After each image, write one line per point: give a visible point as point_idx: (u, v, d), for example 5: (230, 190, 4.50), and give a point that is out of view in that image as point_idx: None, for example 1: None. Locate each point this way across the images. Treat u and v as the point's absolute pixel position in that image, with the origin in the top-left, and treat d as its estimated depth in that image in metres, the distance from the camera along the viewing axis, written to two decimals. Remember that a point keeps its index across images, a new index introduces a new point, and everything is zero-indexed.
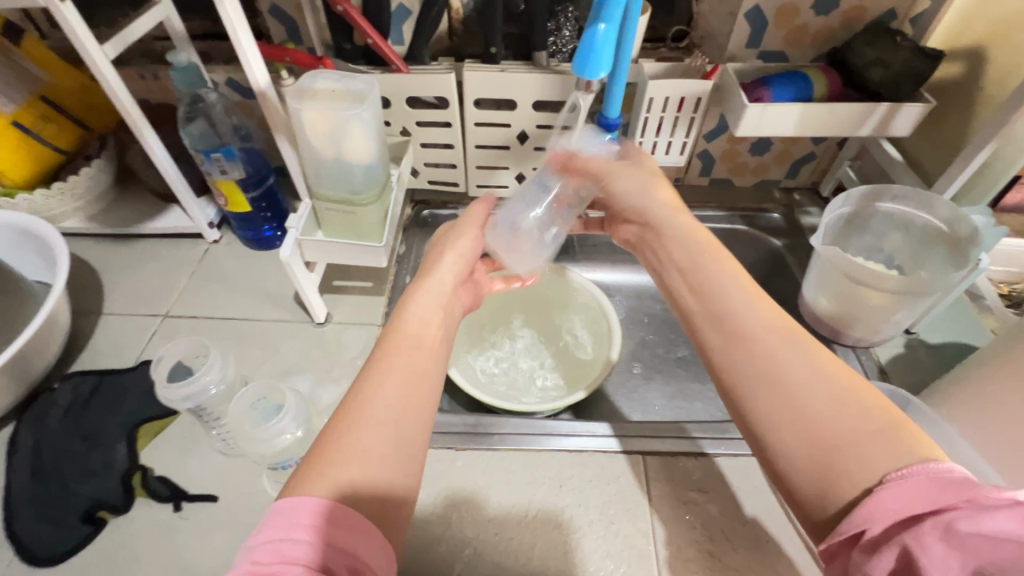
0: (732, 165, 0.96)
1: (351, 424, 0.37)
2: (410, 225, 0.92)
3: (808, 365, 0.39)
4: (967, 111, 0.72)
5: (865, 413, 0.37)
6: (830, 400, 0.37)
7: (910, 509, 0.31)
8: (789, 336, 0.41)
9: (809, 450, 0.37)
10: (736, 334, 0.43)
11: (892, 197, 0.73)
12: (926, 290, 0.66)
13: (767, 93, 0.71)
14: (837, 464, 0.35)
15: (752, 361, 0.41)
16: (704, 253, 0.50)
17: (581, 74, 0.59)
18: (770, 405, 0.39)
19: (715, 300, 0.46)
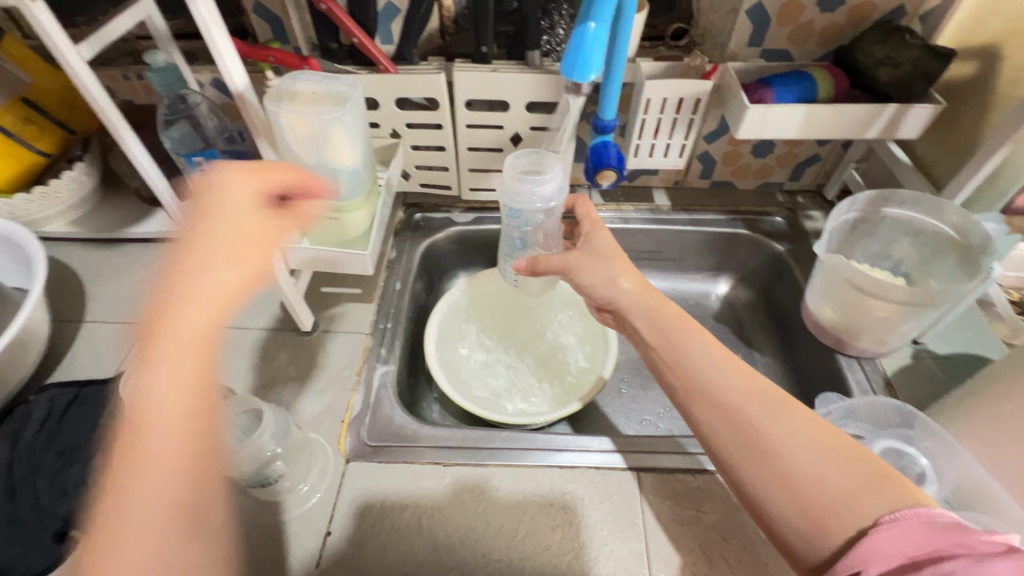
0: (734, 167, 0.93)
1: (113, 517, 0.47)
2: (401, 229, 0.91)
3: (789, 425, 0.41)
4: (980, 112, 0.69)
5: (847, 467, 0.38)
6: (812, 456, 0.39)
7: (906, 553, 0.32)
8: (768, 398, 0.42)
9: (799, 509, 0.38)
10: (716, 402, 0.44)
11: (899, 202, 0.70)
12: (935, 301, 0.63)
13: (768, 94, 0.68)
14: (823, 519, 0.37)
15: (735, 429, 0.42)
16: (675, 322, 0.50)
17: (570, 77, 0.56)
18: (758, 469, 0.40)
19: (693, 365, 0.46)
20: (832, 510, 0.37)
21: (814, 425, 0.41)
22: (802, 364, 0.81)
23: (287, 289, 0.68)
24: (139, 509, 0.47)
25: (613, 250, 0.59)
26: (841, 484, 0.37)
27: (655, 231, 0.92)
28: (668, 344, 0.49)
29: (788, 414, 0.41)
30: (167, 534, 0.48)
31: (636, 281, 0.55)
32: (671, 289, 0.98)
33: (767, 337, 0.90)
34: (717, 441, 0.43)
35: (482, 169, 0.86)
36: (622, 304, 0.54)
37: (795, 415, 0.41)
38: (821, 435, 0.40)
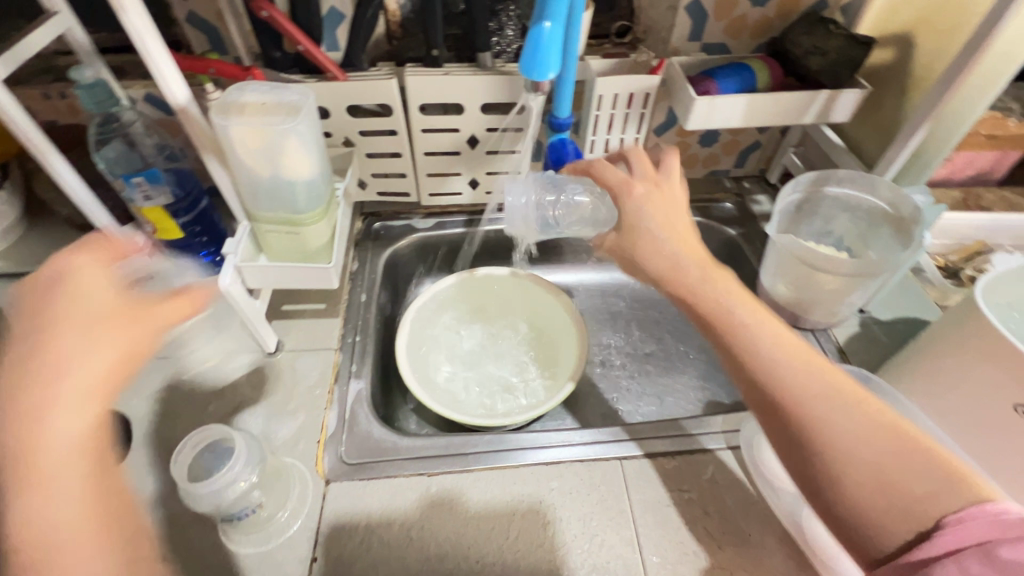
0: (683, 157, 0.96)
1: None
2: (361, 239, 0.89)
3: (848, 416, 0.39)
4: (900, 95, 0.73)
5: (918, 466, 0.37)
6: (878, 454, 0.38)
7: (966, 544, 0.33)
8: (834, 394, 0.40)
9: (868, 501, 0.37)
10: (777, 389, 0.42)
11: (837, 181, 0.74)
12: (877, 271, 0.68)
13: (713, 85, 0.71)
14: (880, 516, 0.37)
15: (791, 420, 0.41)
16: (726, 298, 0.47)
17: (529, 76, 0.57)
18: (815, 460, 0.40)
19: (757, 353, 0.43)
20: (894, 505, 0.36)
21: (883, 420, 0.39)
22: None
23: (247, 310, 0.65)
24: None
25: (670, 198, 0.55)
26: (905, 481, 0.37)
27: None
28: (722, 327, 0.46)
29: (855, 406, 0.40)
30: None
31: (692, 255, 0.51)
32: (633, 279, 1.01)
33: None
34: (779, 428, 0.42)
35: (440, 174, 0.86)
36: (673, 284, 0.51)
37: (862, 410, 0.40)
38: (888, 429, 0.39)
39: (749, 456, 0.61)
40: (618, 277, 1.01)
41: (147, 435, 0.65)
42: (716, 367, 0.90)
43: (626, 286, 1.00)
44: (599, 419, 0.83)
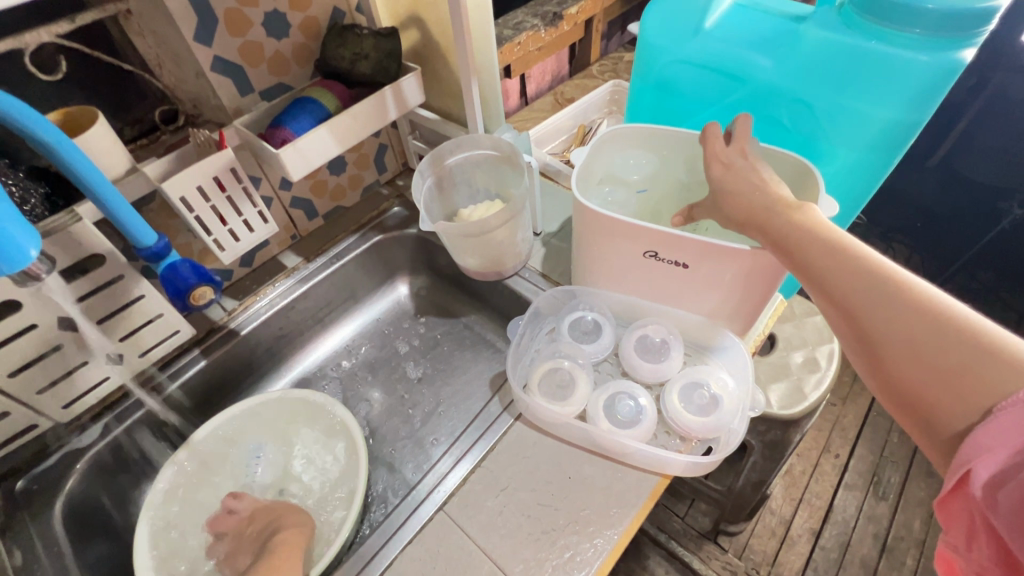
0: (329, 193, 0.93)
1: None
2: (9, 517, 0.64)
3: (905, 303, 0.41)
4: (442, 61, 0.80)
5: (937, 330, 0.39)
6: (914, 336, 0.40)
7: (1010, 447, 0.35)
8: (884, 296, 0.42)
9: (933, 377, 0.39)
10: (829, 295, 0.45)
11: (448, 153, 0.80)
12: (520, 206, 0.77)
13: (287, 132, 0.68)
14: (937, 403, 0.39)
15: (875, 337, 0.42)
16: (792, 218, 0.49)
17: (1, 271, 0.38)
18: (895, 374, 0.41)
19: (845, 258, 0.45)
20: (963, 381, 0.38)
21: (919, 301, 0.41)
22: (495, 301, 0.91)
23: None
24: None
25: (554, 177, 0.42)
26: (948, 403, 0.39)
27: (308, 291, 0.88)
28: (755, 219, 0.52)
29: (883, 294, 0.42)
30: None
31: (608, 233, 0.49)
32: (364, 323, 0.97)
33: (461, 300, 0.98)
34: (832, 315, 0.46)
35: (59, 378, 0.66)
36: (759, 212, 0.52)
37: (878, 299, 0.42)
38: (913, 305, 0.41)
39: (532, 416, 0.66)
40: (350, 330, 0.96)
41: None
42: (481, 346, 0.93)
43: (364, 332, 0.97)
44: (417, 469, 0.80)
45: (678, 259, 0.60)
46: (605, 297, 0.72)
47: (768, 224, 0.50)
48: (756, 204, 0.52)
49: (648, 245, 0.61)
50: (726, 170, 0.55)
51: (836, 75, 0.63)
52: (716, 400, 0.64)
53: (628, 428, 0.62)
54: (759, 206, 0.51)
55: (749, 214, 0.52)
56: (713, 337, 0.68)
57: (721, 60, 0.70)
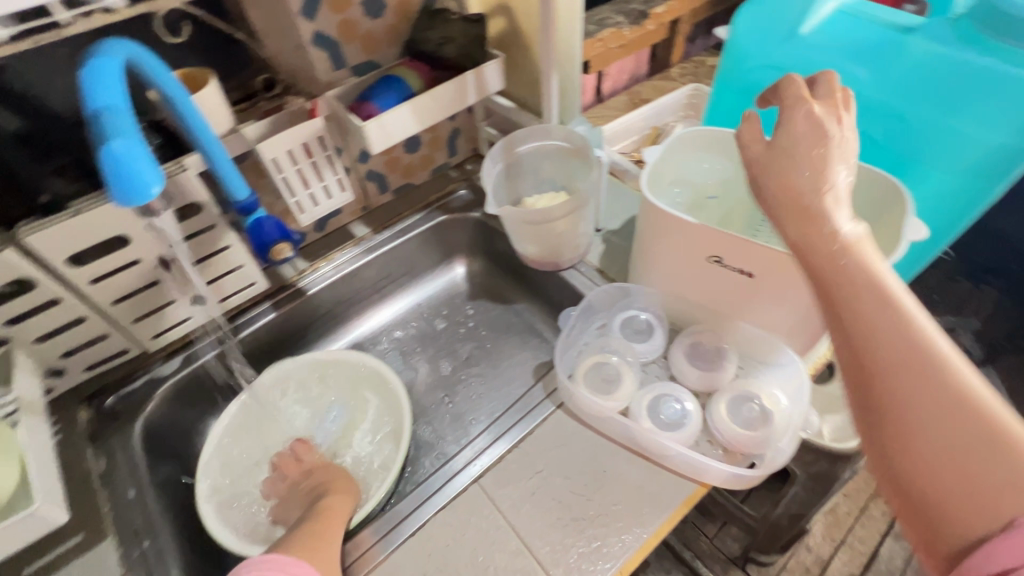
0: (402, 170, 0.97)
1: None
2: (97, 429, 0.72)
3: (941, 392, 0.37)
4: (523, 51, 0.81)
5: (979, 431, 0.36)
6: (943, 430, 0.37)
7: None
8: (921, 376, 0.38)
9: (962, 483, 0.36)
10: (865, 363, 0.40)
11: (521, 141, 0.82)
12: (584, 199, 0.78)
13: (374, 107, 0.72)
14: (950, 503, 0.37)
15: (894, 418, 0.39)
16: (839, 249, 0.43)
17: (129, 203, 0.44)
18: (909, 462, 0.39)
19: (882, 322, 0.39)
20: (1003, 495, 0.35)
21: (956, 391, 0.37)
22: (548, 292, 0.92)
23: None
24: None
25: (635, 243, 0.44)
26: (960, 506, 0.37)
27: (372, 261, 0.93)
28: (795, 227, 0.46)
29: (925, 376, 0.37)
30: None
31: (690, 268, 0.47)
32: (419, 298, 1.01)
33: (514, 287, 0.99)
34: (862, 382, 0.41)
35: (151, 311, 0.73)
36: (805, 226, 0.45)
37: (925, 384, 0.37)
38: (953, 399, 0.37)
39: (574, 405, 0.67)
40: (406, 303, 1.00)
41: None
42: (528, 334, 0.94)
43: (418, 307, 1.00)
44: (454, 443, 0.83)
45: (746, 269, 0.59)
46: (660, 298, 0.72)
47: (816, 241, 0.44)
48: (799, 206, 0.45)
49: (712, 249, 0.60)
50: (814, 128, 0.46)
51: (947, 95, 0.59)
52: (765, 416, 0.62)
53: (671, 431, 0.62)
54: (807, 206, 0.45)
55: (791, 213, 0.46)
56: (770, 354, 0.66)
57: (815, 69, 0.67)
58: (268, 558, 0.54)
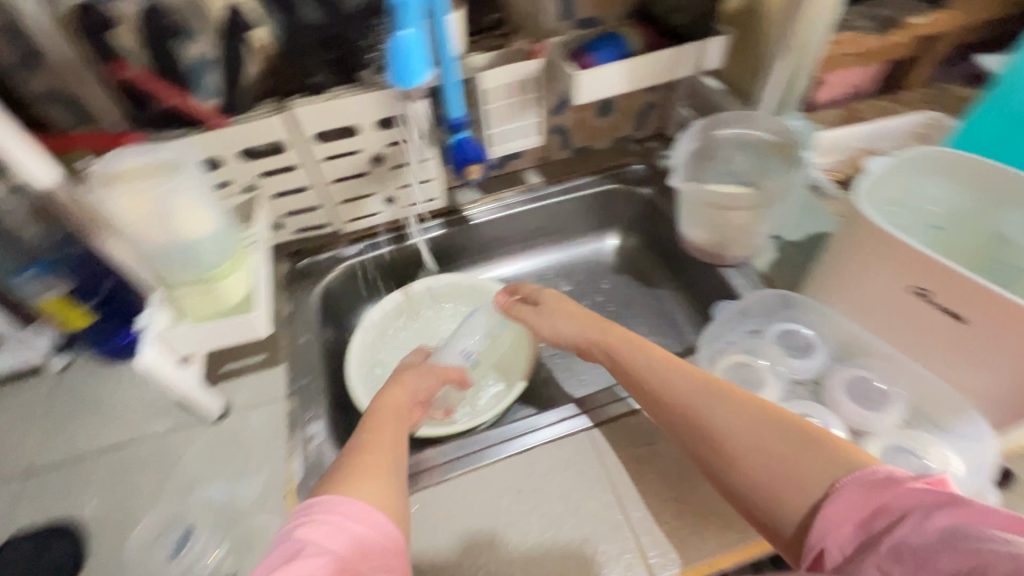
0: (587, 131, 1.00)
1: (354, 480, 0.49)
2: (290, 281, 0.86)
3: (740, 414, 0.50)
4: (757, 32, 0.78)
5: (782, 436, 0.47)
6: (760, 437, 0.48)
7: (857, 518, 0.38)
8: (722, 398, 0.52)
9: (756, 490, 0.47)
10: (687, 418, 0.53)
11: (724, 123, 0.79)
12: (773, 197, 0.74)
13: (591, 59, 0.75)
14: (786, 497, 0.45)
15: (727, 447, 0.49)
16: (650, 355, 0.60)
17: (399, 84, 0.52)
18: (762, 483, 0.46)
19: (669, 373, 0.57)
20: (785, 487, 0.45)
21: (755, 410, 0.50)
22: (699, 285, 0.89)
23: (177, 379, 0.62)
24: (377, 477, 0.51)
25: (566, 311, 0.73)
26: (806, 488, 0.43)
27: (536, 209, 0.97)
28: (624, 365, 0.62)
29: (723, 403, 0.51)
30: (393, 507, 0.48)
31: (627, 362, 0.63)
32: (566, 257, 1.04)
33: (662, 273, 0.98)
34: (677, 431, 0.54)
35: (355, 198, 0.85)
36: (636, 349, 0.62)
37: (731, 405, 0.51)
38: (770, 419, 0.49)
39: None
40: (553, 258, 1.04)
41: (102, 537, 0.61)
42: (665, 322, 0.93)
43: (563, 265, 1.04)
44: None
45: (958, 309, 0.53)
46: (832, 318, 0.66)
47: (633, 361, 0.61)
48: (614, 337, 0.66)
49: (923, 278, 0.54)
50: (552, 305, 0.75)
51: None
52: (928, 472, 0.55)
53: None
54: (619, 349, 0.64)
55: (618, 350, 0.64)
56: (953, 415, 0.58)
57: None
58: (316, 502, 0.45)
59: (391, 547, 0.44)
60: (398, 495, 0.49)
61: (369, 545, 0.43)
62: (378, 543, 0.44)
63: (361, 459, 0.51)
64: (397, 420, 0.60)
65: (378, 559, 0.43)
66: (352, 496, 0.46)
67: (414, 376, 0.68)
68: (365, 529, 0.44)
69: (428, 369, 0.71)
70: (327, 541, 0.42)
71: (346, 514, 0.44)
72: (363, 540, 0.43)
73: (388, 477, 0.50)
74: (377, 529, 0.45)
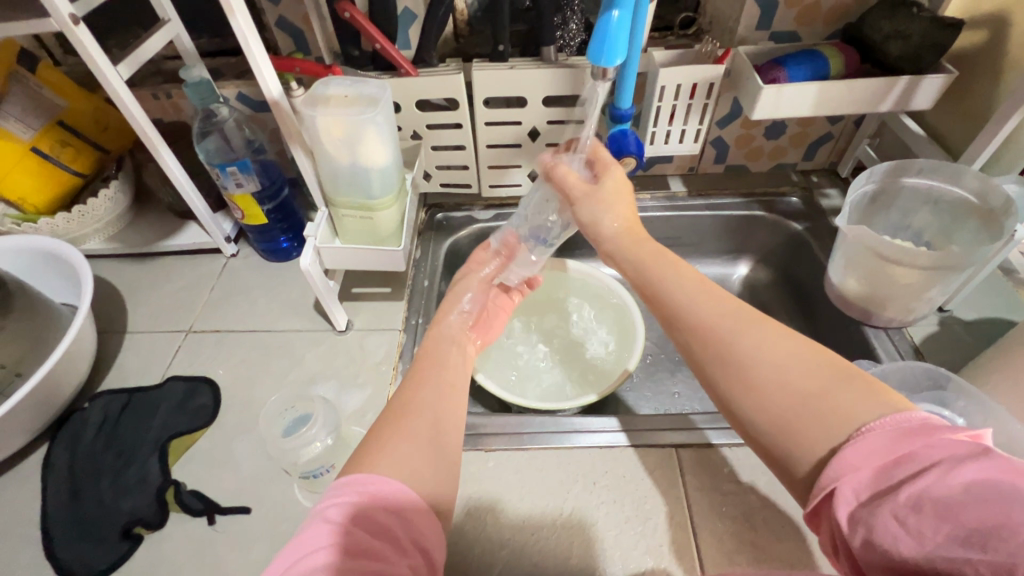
0: (747, 150, 0.94)
1: (398, 415, 0.44)
2: (425, 229, 0.91)
3: (762, 339, 0.42)
4: (993, 77, 0.68)
5: (813, 368, 0.39)
6: (781, 369, 0.40)
7: (874, 464, 0.32)
8: (746, 321, 0.44)
9: (766, 417, 0.39)
10: (699, 329, 0.45)
11: (917, 171, 0.70)
12: (960, 265, 0.64)
13: (782, 74, 0.70)
14: (800, 433, 0.37)
15: (739, 374, 0.41)
16: (663, 264, 0.53)
17: (595, 64, 0.50)
18: (771, 419, 0.39)
19: (688, 290, 0.49)
20: (803, 416, 0.37)
21: (780, 337, 0.42)
22: (831, 339, 0.82)
23: (322, 288, 0.70)
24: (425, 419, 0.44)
25: (622, 189, 0.62)
26: (827, 431, 0.36)
27: (673, 218, 0.94)
28: (646, 280, 0.53)
29: (749, 326, 0.43)
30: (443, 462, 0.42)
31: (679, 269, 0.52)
32: None
33: (790, 316, 0.91)
34: (692, 356, 0.46)
35: (501, 166, 0.87)
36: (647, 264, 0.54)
37: (762, 328, 0.43)
38: (794, 350, 0.40)
39: None
40: None
41: (231, 401, 0.72)
42: None
43: None
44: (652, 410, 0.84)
45: None
46: (997, 418, 0.56)
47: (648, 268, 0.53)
48: (649, 251, 0.55)
49: None
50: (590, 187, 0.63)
51: None
52: None
53: None
54: (642, 251, 0.56)
55: (642, 259, 0.55)
56: None
57: None
58: (352, 479, 0.38)
59: (411, 539, 0.36)
60: (446, 459, 0.43)
61: (393, 532, 0.36)
62: (407, 536, 0.36)
63: (411, 393, 0.47)
64: (455, 342, 0.58)
65: (405, 557, 0.35)
66: (389, 478, 0.38)
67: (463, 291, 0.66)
68: (393, 518, 0.37)
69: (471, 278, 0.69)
70: (346, 527, 0.35)
71: (374, 493, 0.37)
72: (389, 529, 0.36)
73: (436, 430, 0.44)
74: (407, 517, 0.37)
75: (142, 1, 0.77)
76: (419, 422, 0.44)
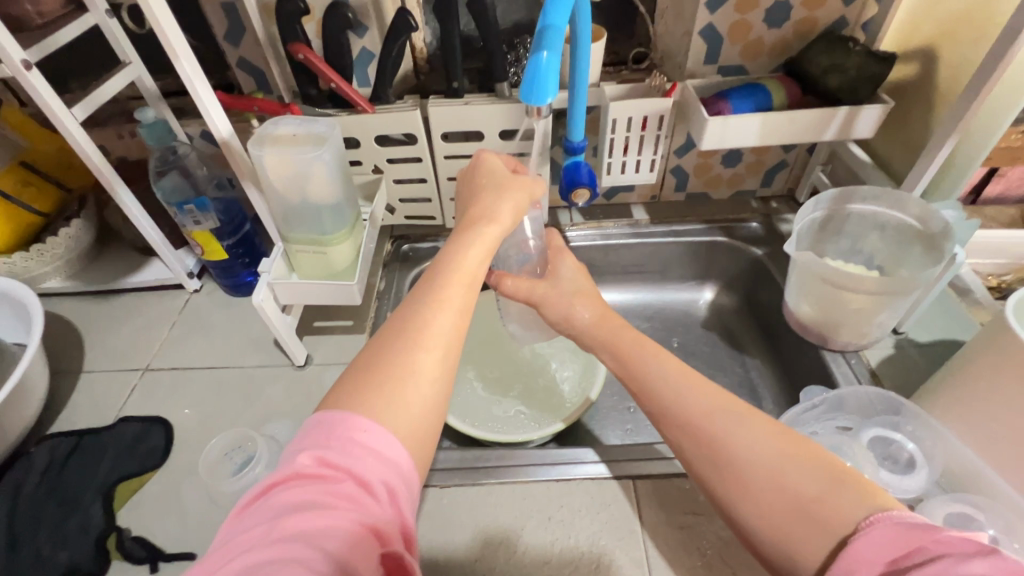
0: (706, 178, 0.96)
1: (415, 343, 0.41)
2: (390, 261, 0.91)
3: (752, 440, 0.41)
4: (927, 108, 0.71)
5: (810, 471, 0.38)
6: (773, 469, 0.39)
7: (884, 556, 0.32)
8: (734, 416, 0.43)
9: (764, 517, 0.39)
10: (686, 424, 0.44)
11: (862, 199, 0.72)
12: (905, 289, 0.65)
13: (726, 106, 0.72)
14: (798, 534, 0.37)
15: (728, 477, 0.41)
16: (636, 348, 0.52)
17: (527, 102, 0.51)
18: (765, 523, 0.39)
19: (662, 385, 0.47)
20: (801, 526, 0.37)
21: (766, 433, 0.41)
22: (793, 363, 0.82)
23: (278, 324, 0.69)
24: (435, 372, 0.41)
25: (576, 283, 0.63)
26: (824, 533, 0.36)
27: (636, 245, 0.95)
28: (629, 369, 0.51)
29: (738, 422, 0.42)
30: (447, 378, 0.42)
31: (641, 347, 0.52)
32: (655, 300, 1.00)
33: (755, 341, 0.92)
34: (690, 458, 0.44)
35: None
36: (629, 352, 0.52)
37: (751, 427, 0.42)
38: (782, 450, 0.40)
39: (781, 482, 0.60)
40: (642, 298, 1.00)
41: (183, 442, 0.70)
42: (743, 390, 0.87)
43: (651, 307, 1.00)
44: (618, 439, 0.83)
45: None
46: (950, 446, 0.57)
47: (619, 363, 0.53)
48: (625, 338, 0.54)
49: None
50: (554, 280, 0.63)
51: None
52: None
53: None
54: (621, 340, 0.54)
55: (623, 357, 0.53)
56: None
57: None
58: (329, 421, 0.37)
59: (389, 496, 0.36)
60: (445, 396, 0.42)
61: (369, 479, 0.35)
62: (383, 482, 0.36)
63: (429, 320, 0.42)
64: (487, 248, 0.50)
65: (379, 500, 0.35)
66: (373, 424, 0.37)
67: (515, 203, 0.55)
68: (372, 461, 0.36)
69: (520, 190, 0.57)
70: (317, 473, 0.35)
71: (348, 442, 0.36)
72: (363, 472, 0.36)
73: (445, 368, 0.42)
74: (386, 458, 0.37)
75: (104, 45, 0.79)
76: (433, 362, 0.41)
